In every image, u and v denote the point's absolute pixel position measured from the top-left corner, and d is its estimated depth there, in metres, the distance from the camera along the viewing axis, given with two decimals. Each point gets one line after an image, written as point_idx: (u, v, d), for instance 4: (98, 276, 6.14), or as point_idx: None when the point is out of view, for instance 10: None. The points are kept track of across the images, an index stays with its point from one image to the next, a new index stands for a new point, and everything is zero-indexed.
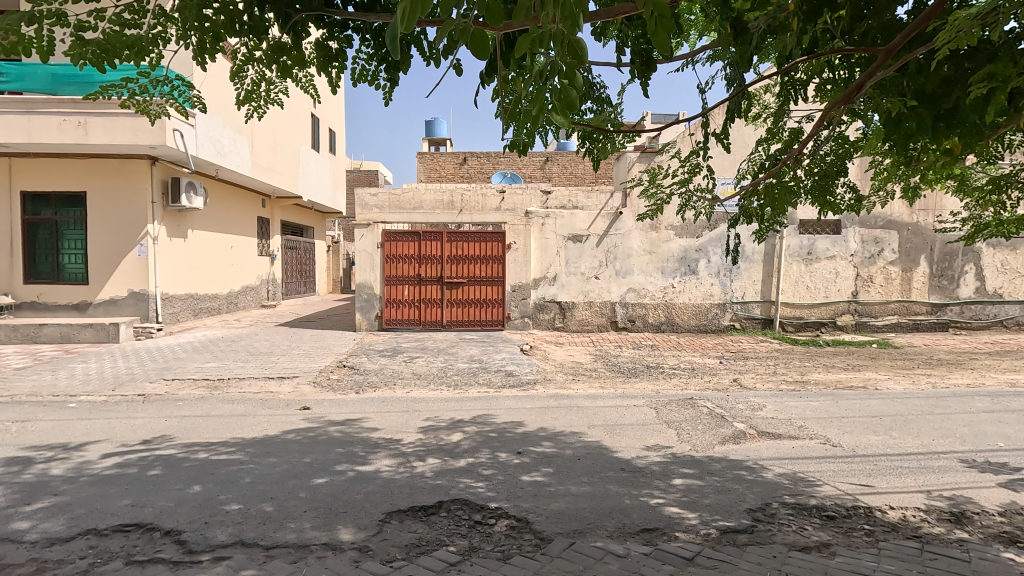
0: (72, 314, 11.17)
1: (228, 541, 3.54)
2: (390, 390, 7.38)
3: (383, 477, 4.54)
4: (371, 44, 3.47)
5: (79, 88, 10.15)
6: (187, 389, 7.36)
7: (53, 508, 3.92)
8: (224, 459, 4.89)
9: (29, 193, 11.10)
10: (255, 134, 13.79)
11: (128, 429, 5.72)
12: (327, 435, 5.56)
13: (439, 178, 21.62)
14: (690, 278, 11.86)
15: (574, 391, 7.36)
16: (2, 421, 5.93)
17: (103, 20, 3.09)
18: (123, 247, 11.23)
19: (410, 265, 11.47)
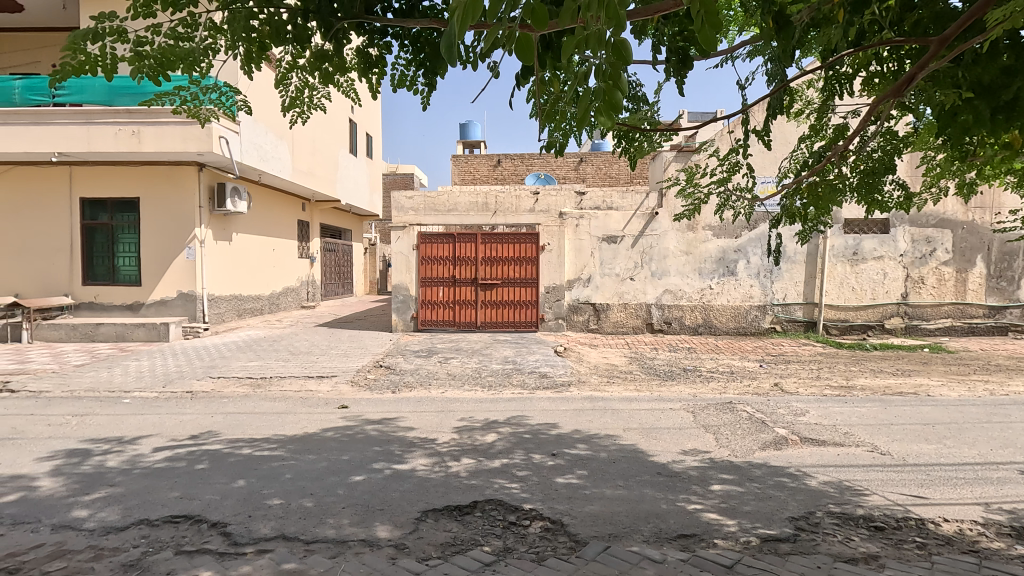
0: (126, 314, 11.73)
1: (270, 535, 3.65)
2: (425, 390, 7.48)
3: (418, 476, 4.60)
4: (410, 50, 3.53)
5: (134, 98, 10.67)
6: (232, 386, 7.63)
7: (109, 498, 4.12)
8: (266, 454, 5.05)
9: (88, 200, 11.72)
10: (295, 140, 14.20)
11: (177, 424, 5.97)
12: (364, 433, 5.68)
13: (473, 180, 21.79)
14: (729, 279, 11.58)
15: (609, 393, 7.30)
16: (63, 415, 6.28)
17: (159, 35, 3.24)
18: (172, 250, 11.73)
19: (444, 267, 11.59)
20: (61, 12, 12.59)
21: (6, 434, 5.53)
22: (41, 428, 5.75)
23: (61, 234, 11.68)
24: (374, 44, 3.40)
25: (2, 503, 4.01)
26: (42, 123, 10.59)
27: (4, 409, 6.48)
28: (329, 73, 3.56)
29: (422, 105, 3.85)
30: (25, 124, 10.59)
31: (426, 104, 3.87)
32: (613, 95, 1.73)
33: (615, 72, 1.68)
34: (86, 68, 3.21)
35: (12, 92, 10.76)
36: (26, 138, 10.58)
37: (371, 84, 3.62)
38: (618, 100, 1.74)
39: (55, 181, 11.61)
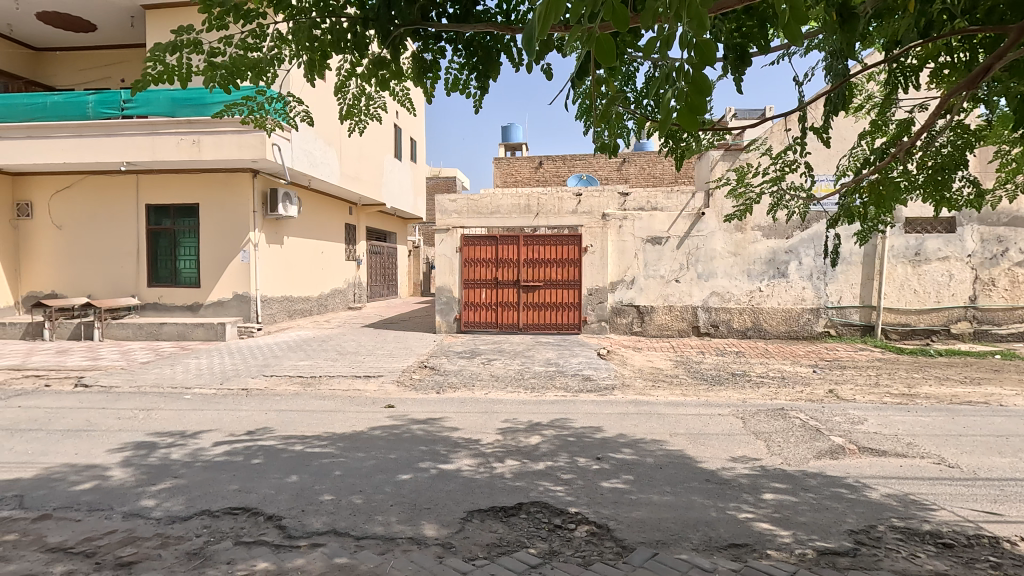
0: (187, 314, 12.35)
1: (322, 529, 3.77)
2: (469, 391, 7.55)
3: (464, 476, 4.65)
4: (464, 54, 3.57)
5: (195, 110, 11.19)
6: (284, 384, 7.92)
7: (174, 488, 4.35)
8: (318, 451, 5.21)
9: (152, 206, 12.42)
10: (343, 145, 14.61)
11: (234, 419, 6.24)
12: (410, 432, 5.78)
13: (515, 182, 21.86)
14: (779, 281, 11.19)
15: (654, 397, 7.17)
16: (131, 408, 6.67)
17: (231, 46, 3.41)
18: (228, 253, 12.27)
19: (487, 269, 11.67)
20: (129, 30, 13.38)
21: (82, 426, 5.91)
22: (112, 421, 6.12)
23: (129, 238, 12.41)
24: (428, 49, 3.45)
25: (79, 490, 4.30)
26: (113, 135, 11.29)
27: (79, 402, 6.94)
28: (385, 79, 3.66)
29: (473, 108, 3.92)
30: (97, 135, 11.31)
31: (477, 107, 3.92)
32: (696, 96, 1.63)
33: (696, 73, 1.60)
34: (166, 78, 3.44)
35: (85, 107, 11.45)
36: (98, 149, 11.30)
37: (425, 89, 3.70)
38: (703, 104, 1.65)
39: (124, 189, 12.36)
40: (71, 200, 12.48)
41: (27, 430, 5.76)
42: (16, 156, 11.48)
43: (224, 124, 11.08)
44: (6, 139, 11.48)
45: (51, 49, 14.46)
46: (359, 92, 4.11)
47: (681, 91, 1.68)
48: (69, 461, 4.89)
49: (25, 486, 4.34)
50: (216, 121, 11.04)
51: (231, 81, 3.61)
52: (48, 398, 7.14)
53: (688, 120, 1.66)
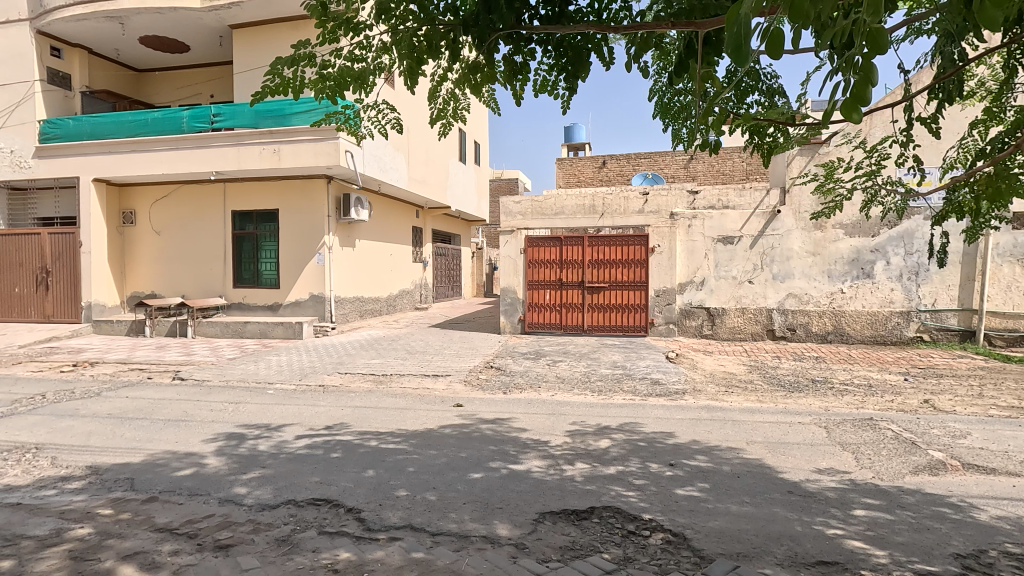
0: (268, 313, 13.11)
1: (399, 524, 3.88)
2: (536, 392, 7.56)
3: (534, 477, 4.66)
4: (552, 54, 3.53)
5: (275, 121, 11.90)
6: (358, 381, 8.25)
7: (262, 478, 4.62)
8: (392, 447, 5.39)
9: (238, 212, 13.28)
10: (410, 150, 15.03)
11: (314, 414, 6.56)
12: (479, 432, 5.86)
13: (578, 183, 21.71)
14: (865, 282, 10.48)
15: (728, 403, 6.91)
16: (222, 401, 7.16)
17: (340, 58, 3.61)
18: (305, 256, 12.90)
19: (552, 270, 11.64)
20: (218, 49, 14.39)
21: (181, 417, 6.41)
22: (206, 413, 6.60)
23: (217, 243, 13.33)
24: (519, 51, 3.44)
25: (180, 475, 4.65)
26: (204, 147, 12.17)
27: (177, 394, 7.53)
28: (477, 81, 3.71)
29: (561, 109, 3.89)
30: (190, 148, 12.24)
31: (565, 108, 3.89)
32: (862, 85, 1.68)
33: (870, 59, 1.64)
34: (283, 89, 3.65)
35: (180, 121, 12.42)
36: (191, 160, 12.23)
37: (514, 90, 3.72)
38: (866, 92, 1.69)
39: (213, 197, 13.30)
40: (168, 207, 13.57)
41: (134, 419, 6.31)
42: (122, 169, 12.62)
43: (302, 132, 11.69)
44: (115, 154, 12.66)
45: (151, 70, 15.79)
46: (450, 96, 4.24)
47: (848, 83, 1.73)
48: (170, 448, 5.31)
49: (134, 470, 4.75)
50: (294, 130, 11.67)
51: (337, 89, 3.79)
52: (150, 390, 7.80)
53: (854, 111, 1.69)
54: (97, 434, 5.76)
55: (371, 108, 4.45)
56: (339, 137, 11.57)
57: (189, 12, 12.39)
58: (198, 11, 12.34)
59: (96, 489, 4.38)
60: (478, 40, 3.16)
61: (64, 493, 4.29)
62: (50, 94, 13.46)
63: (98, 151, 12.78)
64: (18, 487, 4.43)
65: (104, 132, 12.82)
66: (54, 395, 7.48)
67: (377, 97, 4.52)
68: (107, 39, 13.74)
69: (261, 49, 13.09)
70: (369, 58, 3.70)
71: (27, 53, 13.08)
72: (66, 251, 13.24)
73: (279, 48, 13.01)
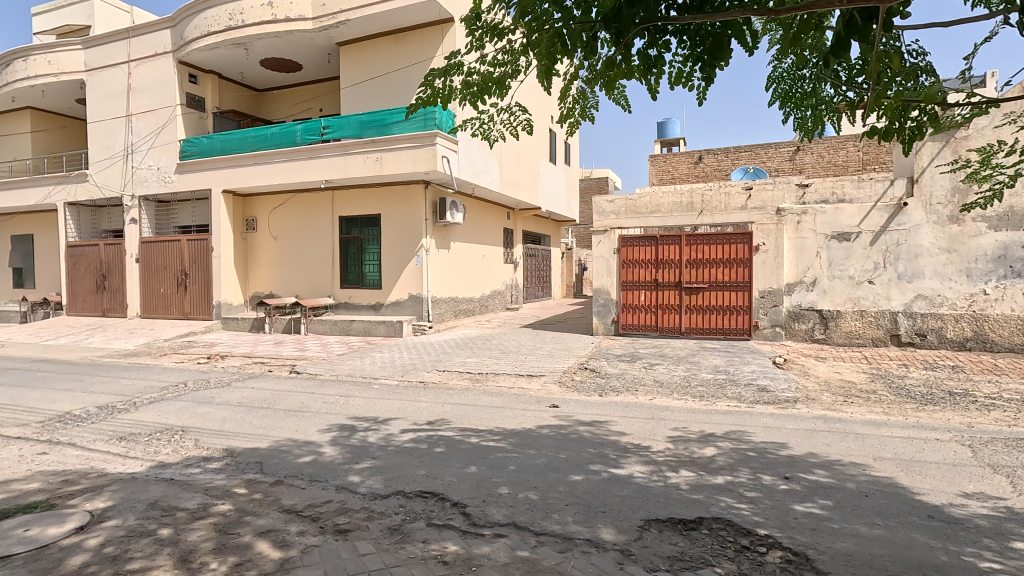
0: (371, 313, 13.90)
1: (503, 521, 3.94)
2: (633, 395, 7.39)
3: (637, 482, 4.54)
4: (688, 45, 3.13)
5: (378, 130, 12.59)
6: (455, 379, 8.51)
7: (373, 468, 4.87)
8: (492, 445, 5.48)
9: (344, 217, 14.18)
10: (502, 153, 15.27)
11: (416, 410, 6.83)
12: (577, 434, 5.81)
13: (672, 179, 20.99)
14: (1015, 283, 9.19)
15: (848, 414, 6.35)
16: (333, 394, 7.67)
17: (484, 64, 3.61)
18: (405, 258, 13.52)
19: (646, 270, 11.34)
20: (327, 66, 15.47)
21: (298, 407, 6.94)
22: (320, 404, 7.10)
23: (326, 247, 14.34)
24: (653, 43, 3.08)
25: (301, 461, 5.03)
26: (315, 158, 13.12)
27: (294, 386, 8.18)
28: (612, 78, 3.32)
29: (698, 103, 3.36)
30: (303, 159, 13.25)
31: (702, 102, 3.35)
32: None
33: None
34: (433, 101, 3.62)
35: (294, 135, 13.49)
36: (305, 170, 13.24)
37: (648, 86, 3.28)
38: None
39: (323, 204, 14.32)
40: (284, 215, 14.79)
41: (259, 408, 6.91)
42: (246, 180, 13.92)
43: (402, 140, 12.23)
44: (240, 167, 14.00)
45: (269, 89, 17.30)
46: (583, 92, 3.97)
47: None
48: (292, 436, 5.76)
49: (262, 455, 5.21)
50: (395, 138, 12.24)
51: (477, 94, 3.75)
52: (272, 382, 8.53)
53: None
54: (230, 421, 6.38)
55: (504, 110, 4.33)
56: (436, 142, 11.99)
57: (303, 34, 13.42)
58: (310, 32, 13.34)
59: (232, 470, 4.84)
60: (617, 35, 2.98)
61: (206, 472, 4.79)
62: (189, 116, 15.21)
63: (227, 165, 14.19)
64: (170, 464, 5.01)
65: (231, 148, 14.22)
66: (194, 384, 8.40)
67: (511, 98, 4.39)
68: (234, 63, 15.23)
69: (365, 64, 13.97)
70: (511, 63, 3.62)
71: (171, 80, 14.91)
72: (201, 256, 14.89)
73: (381, 61, 13.81)
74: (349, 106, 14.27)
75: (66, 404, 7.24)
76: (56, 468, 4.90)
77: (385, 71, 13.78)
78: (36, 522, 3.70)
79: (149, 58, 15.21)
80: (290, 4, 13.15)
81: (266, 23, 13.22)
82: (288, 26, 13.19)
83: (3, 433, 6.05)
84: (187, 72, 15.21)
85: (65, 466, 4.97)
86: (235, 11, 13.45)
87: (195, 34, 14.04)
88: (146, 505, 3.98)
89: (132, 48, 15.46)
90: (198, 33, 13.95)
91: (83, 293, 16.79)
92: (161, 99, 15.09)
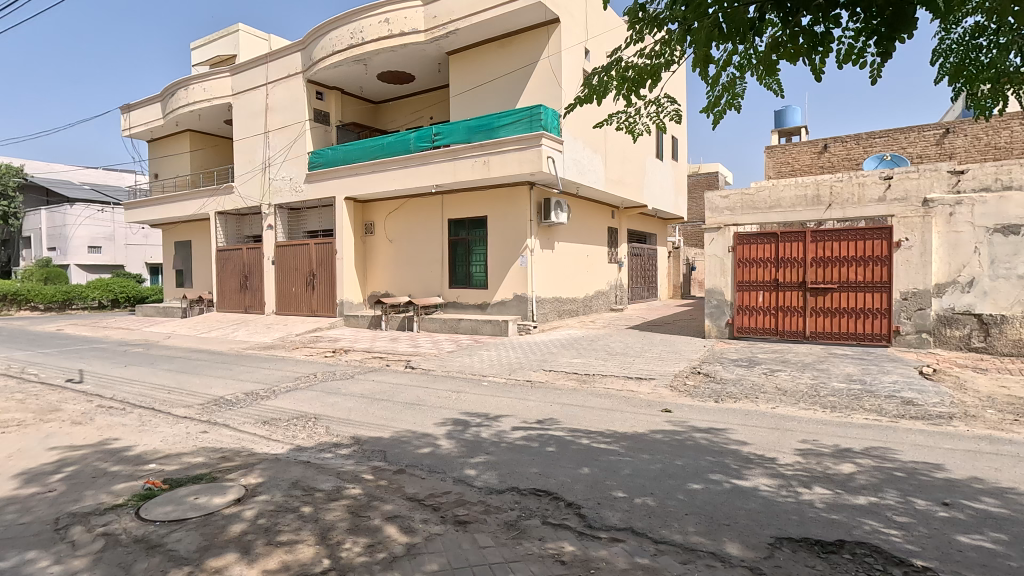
0: (478, 312, 14.31)
1: (620, 526, 3.85)
2: (753, 403, 6.93)
3: (764, 496, 4.23)
4: (862, 16, 2.82)
5: (486, 135, 12.96)
6: (562, 379, 8.50)
7: (487, 462, 4.98)
8: (604, 447, 5.39)
9: (453, 220, 14.75)
10: (607, 151, 15.04)
11: (525, 408, 6.90)
12: (693, 441, 5.56)
13: (792, 172, 19.47)
14: None
15: (1020, 435, 5.47)
16: (446, 389, 8.00)
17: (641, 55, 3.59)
18: (510, 258, 13.76)
19: (765, 270, 10.59)
20: (437, 75, 16.18)
21: (415, 401, 7.30)
22: (435, 399, 7.42)
23: (437, 248, 15.00)
24: (820, 19, 2.81)
25: (421, 452, 5.27)
26: (427, 163, 13.77)
27: (410, 380, 8.63)
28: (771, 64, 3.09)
29: (870, 81, 3.09)
30: (416, 165, 13.96)
31: (876, 79, 3.08)
32: None
33: None
34: (590, 97, 3.81)
35: (408, 143, 14.30)
36: (417, 176, 13.95)
37: (813, 67, 2.99)
38: None
39: (434, 208, 15.01)
40: (398, 219, 15.71)
41: (380, 400, 7.37)
42: (366, 187, 14.95)
43: (508, 143, 12.44)
44: (360, 175, 15.07)
45: (385, 101, 18.44)
46: (730, 83, 3.52)
47: None
48: (410, 428, 6.08)
49: (385, 444, 5.54)
50: (501, 141, 12.49)
51: (632, 87, 3.68)
52: (390, 375, 9.08)
53: None
54: (355, 410, 6.86)
55: (652, 102, 4.23)
56: (542, 143, 12.07)
57: (416, 46, 14.14)
58: (423, 44, 14.01)
59: (359, 457, 5.20)
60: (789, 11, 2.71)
61: (338, 457, 5.18)
62: (316, 130, 16.66)
63: (348, 173, 15.35)
64: (306, 447, 5.49)
65: (352, 157, 15.38)
66: (323, 375, 9.17)
67: (659, 89, 4.25)
68: (355, 79, 16.42)
69: (473, 71, 14.46)
70: (665, 55, 3.49)
71: (302, 98, 16.42)
72: (326, 258, 16.24)
73: (489, 67, 14.20)
74: (459, 113, 14.84)
75: (221, 389, 8.23)
76: (215, 446, 5.57)
77: (492, 77, 14.16)
78: (203, 491, 4.22)
79: (283, 80, 16.86)
80: (404, 19, 13.91)
81: (383, 39, 14.10)
82: (403, 40, 13.95)
83: (173, 411, 7.00)
84: (315, 89, 16.67)
85: (222, 444, 5.63)
86: (356, 30, 14.48)
87: (322, 55, 15.33)
88: (289, 483, 4.38)
89: (270, 72, 17.23)
90: (325, 54, 15.21)
91: (230, 292, 18.98)
92: (294, 116, 16.66)
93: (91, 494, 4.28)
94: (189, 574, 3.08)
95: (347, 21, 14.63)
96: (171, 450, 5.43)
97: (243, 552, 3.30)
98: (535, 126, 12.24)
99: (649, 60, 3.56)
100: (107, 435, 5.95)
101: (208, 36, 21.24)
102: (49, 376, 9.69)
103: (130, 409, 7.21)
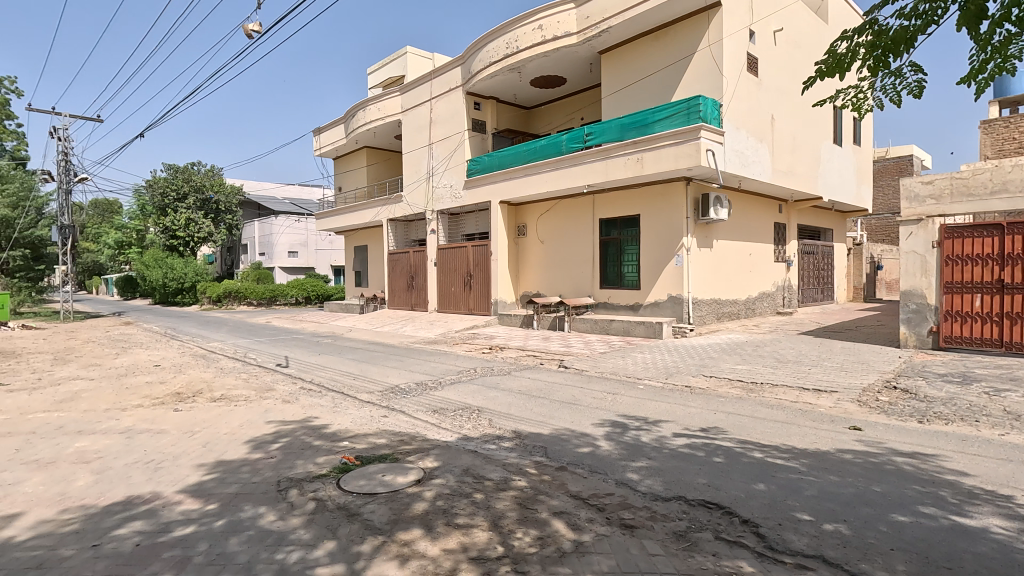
0: (630, 313, 14.02)
1: (808, 552, 3.41)
2: (972, 427, 5.80)
3: (998, 541, 3.49)
4: None
5: (640, 131, 12.65)
6: (726, 386, 7.94)
7: (651, 467, 4.80)
8: (781, 463, 4.88)
9: (604, 219, 14.67)
10: (775, 139, 13.79)
11: (687, 415, 6.57)
12: (894, 466, 4.80)
13: (1019, 150, 16.04)
14: None
15: None
16: (602, 390, 7.93)
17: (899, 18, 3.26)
18: (665, 258, 13.24)
19: (985, 269, 8.83)
20: (588, 75, 16.19)
21: (571, 400, 7.36)
22: (590, 399, 7.40)
23: (588, 248, 15.04)
24: None
25: (581, 451, 5.28)
26: (579, 164, 13.87)
27: (565, 380, 8.73)
28: None
29: None
30: (568, 166, 14.14)
31: None
32: None
33: None
34: (832, 68, 3.60)
35: (560, 145, 14.55)
36: (569, 177, 14.12)
37: None
38: None
39: (585, 208, 15.10)
40: (550, 220, 16.09)
41: (537, 397, 7.55)
42: (519, 191, 15.53)
43: (663, 138, 11.99)
44: (514, 179, 15.68)
45: (537, 105, 18.94)
46: (1008, 43, 3.14)
47: None
48: (568, 427, 6.13)
49: (546, 440, 5.65)
50: (656, 136, 12.09)
51: (882, 57, 3.38)
52: (544, 374, 9.27)
53: None
54: (515, 406, 7.12)
55: (891, 73, 3.72)
56: (701, 136, 11.40)
57: (568, 49, 14.29)
58: (575, 46, 14.12)
59: (522, 451, 5.36)
60: None
61: (502, 449, 5.41)
62: (473, 139, 17.69)
63: (503, 178, 16.06)
64: (472, 438, 5.82)
65: (507, 163, 16.08)
66: (482, 370, 9.67)
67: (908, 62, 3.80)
68: (509, 87, 17.13)
69: (626, 67, 14.22)
70: (929, 13, 3.09)
71: (461, 110, 17.55)
72: (482, 260, 17.15)
73: (642, 61, 13.86)
74: (611, 112, 14.72)
75: (396, 378, 9.10)
76: (395, 429, 6.16)
77: (646, 72, 13.78)
78: (388, 470, 4.68)
79: (445, 94, 18.17)
80: (557, 23, 14.15)
81: (537, 46, 14.49)
82: (556, 44, 14.20)
83: (359, 396, 7.90)
84: (472, 100, 17.70)
85: (400, 428, 6.21)
86: (511, 39, 15.07)
87: (480, 67, 16.22)
88: (461, 470, 4.67)
89: (433, 88, 18.69)
90: (482, 66, 16.08)
91: (398, 291, 20.96)
92: (454, 127, 17.88)
93: (301, 463, 4.99)
94: (382, 542, 3.42)
95: (503, 32, 15.28)
96: (359, 430, 6.13)
97: (425, 529, 3.58)
98: (694, 118, 11.64)
99: (907, 22, 3.19)
100: (310, 413, 6.91)
101: (382, 61, 23.71)
102: (264, 360, 11.55)
103: (325, 392, 8.30)
